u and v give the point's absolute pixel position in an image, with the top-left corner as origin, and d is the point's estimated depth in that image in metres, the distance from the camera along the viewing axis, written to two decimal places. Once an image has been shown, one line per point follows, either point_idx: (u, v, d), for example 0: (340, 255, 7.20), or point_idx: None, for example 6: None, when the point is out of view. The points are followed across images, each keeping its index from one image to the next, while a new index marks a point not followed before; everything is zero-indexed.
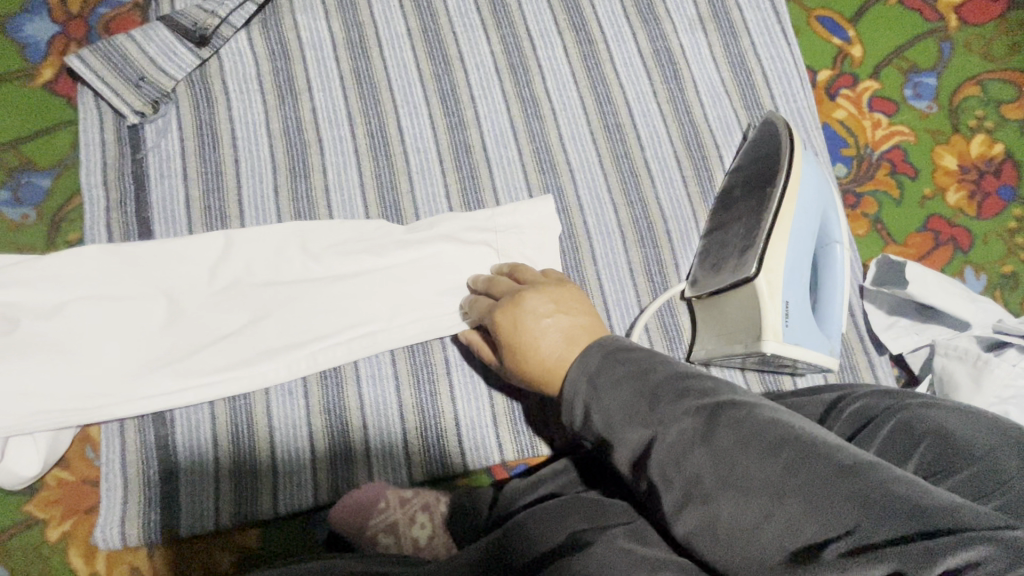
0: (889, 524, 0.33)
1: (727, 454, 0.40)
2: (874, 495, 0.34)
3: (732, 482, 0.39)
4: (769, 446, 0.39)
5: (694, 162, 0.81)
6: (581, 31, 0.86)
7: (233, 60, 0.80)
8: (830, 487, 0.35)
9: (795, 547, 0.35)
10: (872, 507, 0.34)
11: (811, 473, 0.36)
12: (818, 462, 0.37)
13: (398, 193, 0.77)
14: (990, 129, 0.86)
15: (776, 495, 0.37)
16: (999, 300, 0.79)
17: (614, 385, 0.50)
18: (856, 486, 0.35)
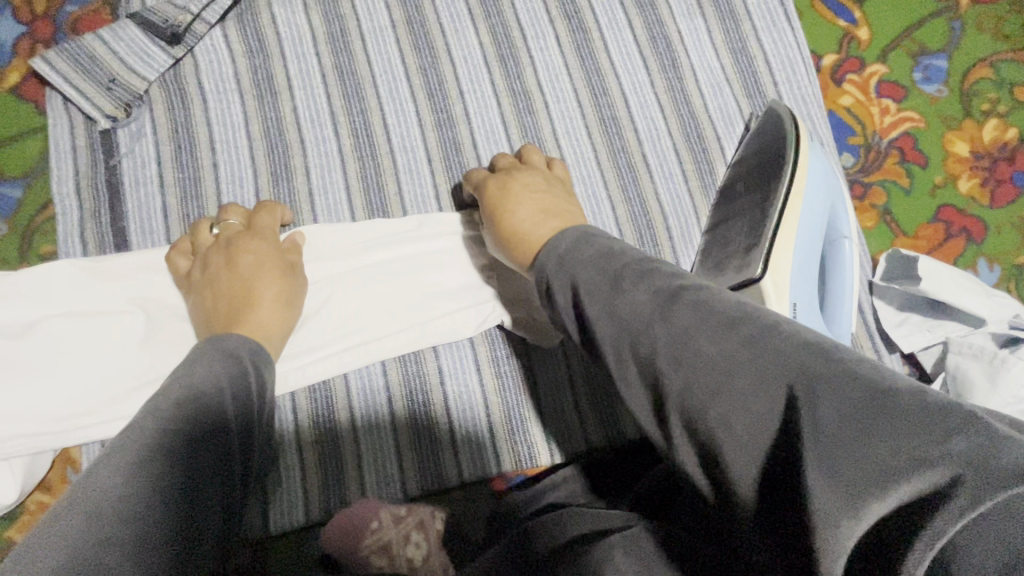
0: (842, 412, 0.29)
1: (684, 334, 0.38)
2: (832, 382, 0.30)
3: (686, 360, 0.36)
4: (727, 328, 0.36)
5: (694, 155, 0.78)
6: (573, 19, 0.82)
7: (208, 58, 0.76)
8: (784, 370, 0.32)
9: (746, 431, 0.32)
10: (827, 391, 0.30)
11: (772, 355, 0.33)
12: (780, 343, 0.34)
13: (385, 196, 0.74)
14: (1003, 113, 0.82)
15: (729, 377, 0.34)
16: (1013, 293, 0.76)
17: (580, 261, 0.48)
18: (814, 371, 0.31)
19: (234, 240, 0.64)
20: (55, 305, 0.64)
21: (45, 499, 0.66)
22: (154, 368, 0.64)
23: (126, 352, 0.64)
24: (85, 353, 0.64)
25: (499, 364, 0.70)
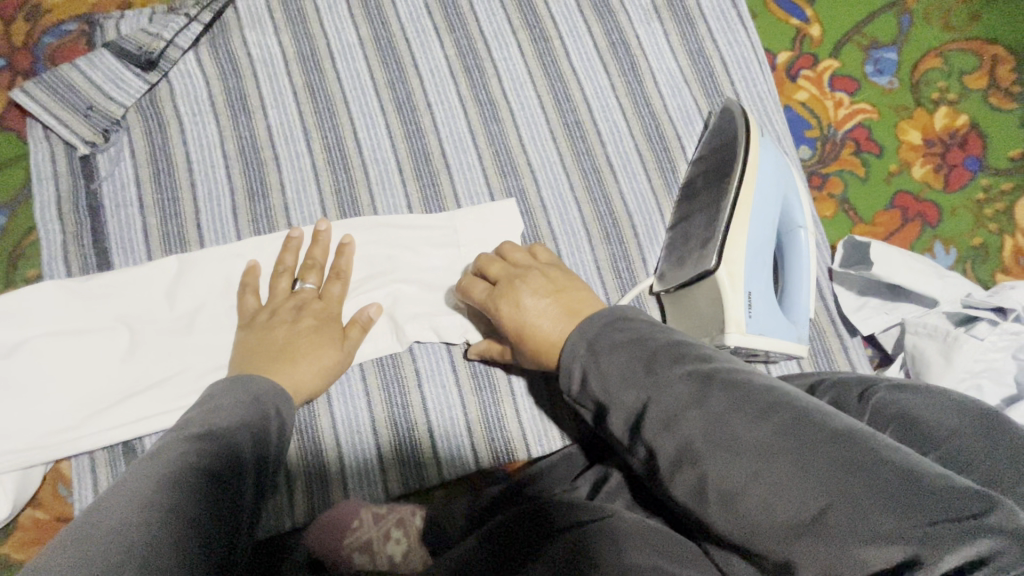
0: (883, 498, 0.33)
1: (719, 417, 0.40)
2: (873, 468, 0.34)
3: (724, 444, 0.38)
4: (762, 412, 0.39)
5: (656, 154, 0.81)
6: (535, 29, 0.85)
7: (183, 82, 0.79)
8: (827, 457, 0.35)
9: (791, 517, 0.34)
10: (871, 478, 0.34)
11: (809, 437, 0.36)
12: (813, 427, 0.37)
13: (359, 207, 0.76)
14: (954, 101, 0.85)
15: (771, 459, 0.36)
16: (969, 274, 0.79)
17: (612, 350, 0.48)
18: (855, 456, 0.35)
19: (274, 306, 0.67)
20: (37, 326, 0.66)
21: (38, 514, 0.68)
22: (145, 380, 0.67)
23: (116, 367, 0.67)
24: (73, 369, 0.66)
25: (474, 364, 0.72)
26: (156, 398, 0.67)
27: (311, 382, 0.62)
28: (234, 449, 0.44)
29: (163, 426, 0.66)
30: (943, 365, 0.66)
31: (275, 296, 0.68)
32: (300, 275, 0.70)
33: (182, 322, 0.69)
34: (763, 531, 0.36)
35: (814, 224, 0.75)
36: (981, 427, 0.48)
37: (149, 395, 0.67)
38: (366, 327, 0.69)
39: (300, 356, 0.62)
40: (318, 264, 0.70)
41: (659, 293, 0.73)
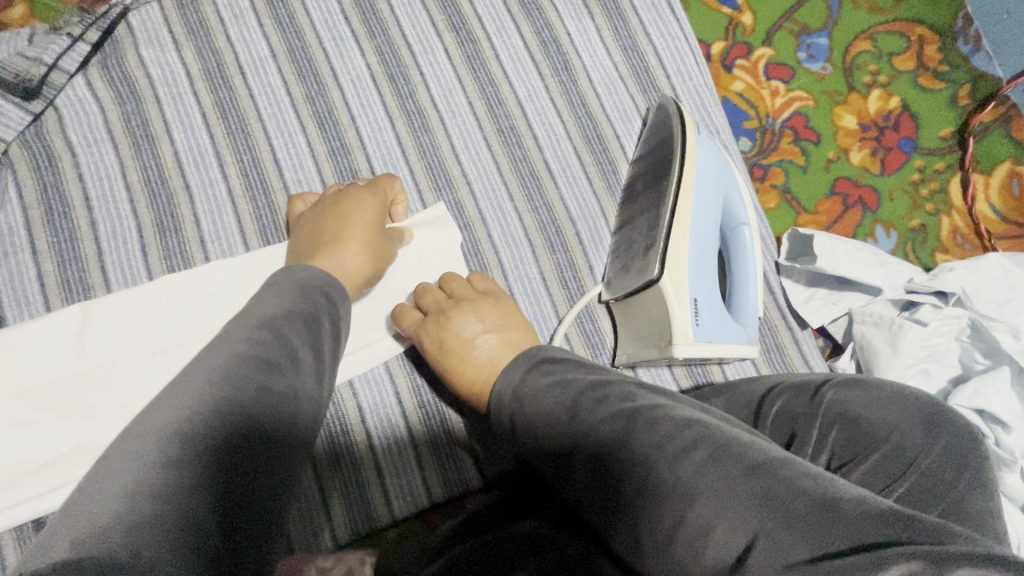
0: (794, 527, 0.31)
1: (645, 459, 0.39)
2: (789, 497, 0.33)
3: (647, 488, 0.38)
4: (673, 451, 0.38)
5: (595, 156, 0.78)
6: (461, 30, 0.81)
7: (73, 109, 0.71)
8: (743, 491, 0.34)
9: (717, 558, 0.32)
10: (787, 509, 0.32)
11: (728, 473, 0.35)
12: (731, 462, 0.36)
13: (283, 233, 0.71)
14: (885, 83, 0.85)
15: (692, 497, 0.35)
16: (909, 256, 0.79)
17: (538, 394, 0.50)
18: (770, 487, 0.34)
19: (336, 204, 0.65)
20: None
21: None
22: (53, 447, 0.61)
23: (20, 436, 0.60)
24: None
25: (420, 394, 0.68)
26: (66, 466, 0.60)
27: (360, 267, 0.62)
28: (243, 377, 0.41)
29: None
30: (891, 354, 0.66)
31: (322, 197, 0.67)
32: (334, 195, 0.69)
33: (90, 379, 0.63)
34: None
35: (757, 222, 0.74)
36: (923, 421, 0.49)
37: (58, 464, 0.60)
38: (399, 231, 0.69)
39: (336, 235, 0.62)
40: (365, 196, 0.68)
41: (608, 302, 0.70)
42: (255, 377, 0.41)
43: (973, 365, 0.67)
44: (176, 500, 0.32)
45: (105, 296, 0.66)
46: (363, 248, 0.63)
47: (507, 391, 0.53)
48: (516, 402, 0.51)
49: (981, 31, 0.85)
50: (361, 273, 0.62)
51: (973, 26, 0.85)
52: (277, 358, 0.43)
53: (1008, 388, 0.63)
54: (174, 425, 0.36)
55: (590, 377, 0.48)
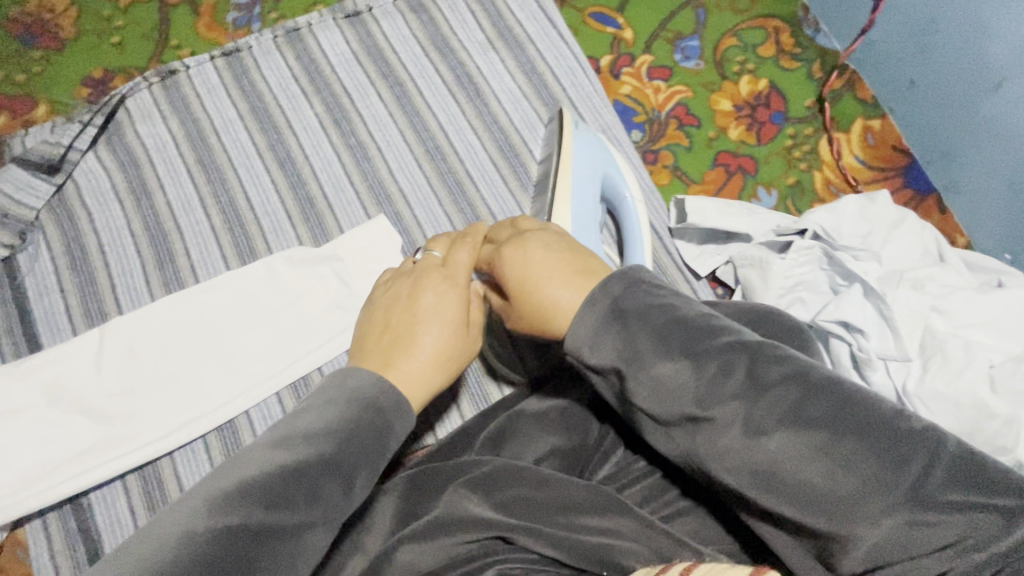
0: (876, 512, 0.36)
1: (774, 398, 0.40)
2: (884, 489, 0.36)
3: (783, 423, 0.39)
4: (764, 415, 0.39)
5: (508, 161, 0.93)
6: (390, 77, 0.98)
7: (87, 179, 0.89)
8: (850, 482, 0.37)
9: (852, 490, 0.36)
10: (878, 497, 0.36)
11: (819, 424, 0.38)
12: (857, 439, 0.37)
13: (257, 254, 0.88)
14: (752, 70, 1.00)
15: (797, 453, 0.38)
16: (789, 210, 0.92)
17: (642, 314, 0.45)
18: (872, 472, 0.36)
19: (418, 280, 0.62)
20: None
21: None
22: (84, 440, 0.76)
23: (53, 435, 0.75)
24: (15, 440, 0.74)
25: None
26: (96, 454, 0.75)
27: (434, 372, 0.55)
28: (312, 478, 0.41)
29: (103, 478, 0.74)
30: (762, 288, 0.79)
31: (401, 273, 0.65)
32: (426, 250, 0.66)
33: (111, 384, 0.79)
34: (820, 507, 0.37)
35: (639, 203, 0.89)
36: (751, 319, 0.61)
37: (88, 453, 0.75)
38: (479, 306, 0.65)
39: (417, 346, 0.55)
40: (441, 245, 0.67)
41: None
42: (297, 484, 0.40)
43: (838, 288, 0.78)
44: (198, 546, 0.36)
45: (117, 319, 0.82)
46: (430, 361, 0.55)
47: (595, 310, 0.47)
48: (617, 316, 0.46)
49: (819, 15, 0.99)
50: (428, 383, 0.55)
51: (810, 13, 1.00)
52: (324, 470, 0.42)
53: (861, 300, 0.75)
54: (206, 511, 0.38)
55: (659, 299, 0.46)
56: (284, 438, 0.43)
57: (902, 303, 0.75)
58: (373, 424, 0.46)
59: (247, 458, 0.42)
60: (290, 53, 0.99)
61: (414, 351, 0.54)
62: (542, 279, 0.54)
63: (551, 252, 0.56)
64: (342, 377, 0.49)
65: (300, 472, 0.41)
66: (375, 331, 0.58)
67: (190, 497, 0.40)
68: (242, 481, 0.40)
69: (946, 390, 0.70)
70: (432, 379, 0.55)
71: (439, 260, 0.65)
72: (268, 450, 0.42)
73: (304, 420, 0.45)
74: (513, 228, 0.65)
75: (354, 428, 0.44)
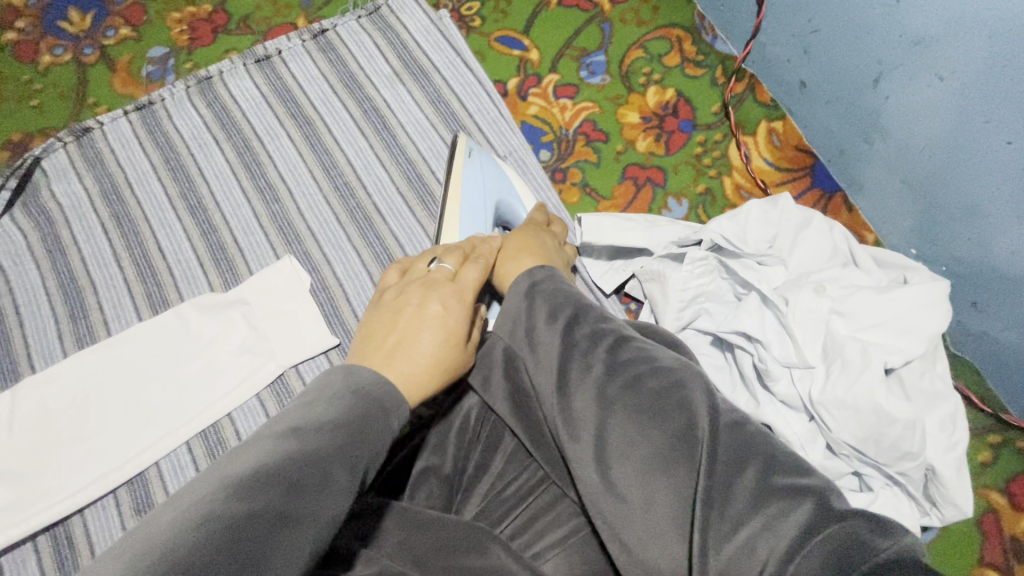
0: (679, 484, 0.45)
1: (684, 454, 0.46)
2: (687, 468, 0.45)
3: (673, 471, 0.46)
4: (605, 395, 0.51)
5: (416, 191, 0.94)
6: (299, 117, 1.00)
7: (3, 241, 0.91)
8: (661, 457, 0.46)
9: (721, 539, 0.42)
10: (684, 476, 0.45)
11: (642, 405, 0.49)
12: (669, 420, 0.48)
13: (169, 303, 0.88)
14: (659, 80, 0.99)
15: (625, 431, 0.48)
16: (699, 218, 0.91)
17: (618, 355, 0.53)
18: (681, 457, 0.46)
19: (428, 283, 0.64)
20: None
21: None
22: None
23: None
24: None
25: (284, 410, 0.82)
26: (6, 515, 0.76)
27: (426, 378, 0.56)
28: (300, 479, 0.39)
29: (13, 539, 0.75)
30: (662, 302, 0.77)
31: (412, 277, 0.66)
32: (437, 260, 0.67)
33: (22, 444, 0.80)
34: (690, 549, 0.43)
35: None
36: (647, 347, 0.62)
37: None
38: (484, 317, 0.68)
39: (419, 350, 0.56)
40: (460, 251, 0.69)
41: None
42: (280, 485, 0.38)
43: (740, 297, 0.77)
44: (189, 539, 0.35)
45: (29, 378, 0.83)
46: (434, 363, 0.57)
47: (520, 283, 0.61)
48: (531, 293, 0.59)
49: (713, 21, 0.99)
50: (427, 385, 0.56)
51: (707, 20, 1.00)
52: (312, 473, 0.39)
53: (758, 309, 0.73)
54: (204, 505, 0.37)
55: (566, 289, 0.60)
56: (287, 431, 0.42)
57: (802, 307, 0.72)
58: (371, 411, 0.45)
59: (248, 451, 0.41)
60: (202, 102, 1.01)
61: (418, 350, 0.56)
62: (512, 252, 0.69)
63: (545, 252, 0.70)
64: (347, 369, 0.48)
65: (288, 469, 0.39)
66: (388, 331, 0.59)
67: (206, 480, 0.40)
68: (247, 469, 0.39)
69: (845, 397, 0.67)
70: (428, 380, 0.56)
71: (450, 273, 0.65)
72: (282, 439, 0.41)
73: (309, 415, 0.44)
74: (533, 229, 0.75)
75: (351, 420, 0.43)
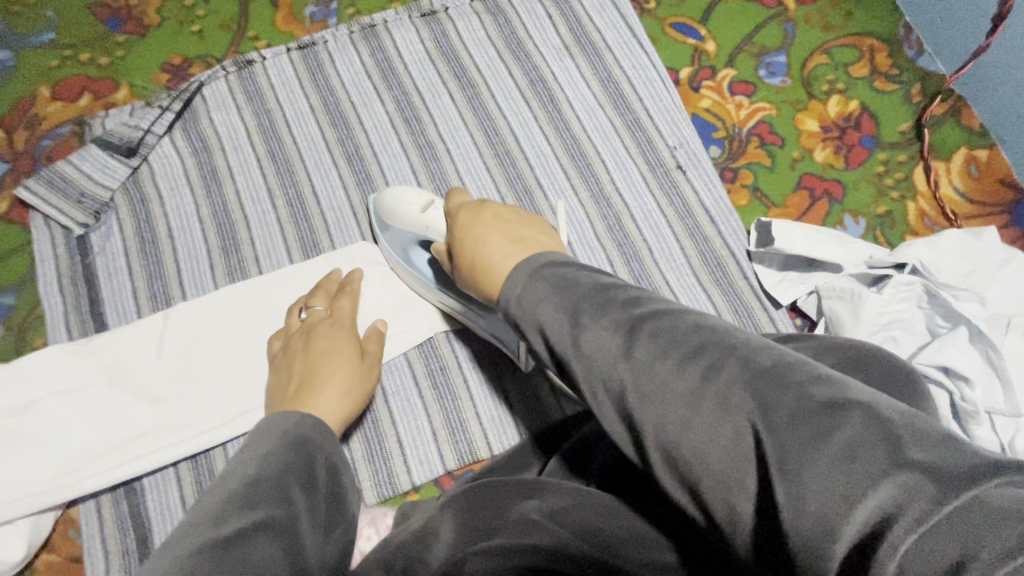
0: (828, 451, 0.31)
1: (787, 453, 0.32)
2: (847, 431, 0.31)
3: (779, 475, 0.31)
4: (711, 366, 0.37)
5: (579, 170, 0.90)
6: (462, 78, 0.97)
7: (161, 163, 0.90)
8: (793, 414, 0.33)
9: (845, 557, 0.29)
10: (795, 440, 0.32)
11: (753, 380, 0.35)
12: (776, 395, 0.34)
13: (320, 249, 0.87)
14: (843, 90, 0.94)
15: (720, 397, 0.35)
16: (878, 240, 0.86)
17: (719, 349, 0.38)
18: (837, 418, 0.32)
19: (304, 331, 0.74)
20: (44, 389, 0.75)
21: (51, 558, 0.72)
22: (141, 425, 0.75)
23: (111, 418, 0.75)
24: (73, 420, 0.74)
25: (433, 374, 0.80)
26: (151, 440, 0.74)
27: (341, 404, 0.67)
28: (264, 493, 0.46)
29: (158, 466, 0.73)
30: (854, 322, 0.73)
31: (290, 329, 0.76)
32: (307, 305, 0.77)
33: (168, 371, 0.78)
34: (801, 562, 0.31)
35: (709, 222, 0.87)
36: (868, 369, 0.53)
37: (146, 437, 0.74)
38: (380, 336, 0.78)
39: (320, 387, 0.66)
40: (326, 288, 0.79)
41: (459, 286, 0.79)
42: (249, 492, 0.46)
43: (937, 329, 0.72)
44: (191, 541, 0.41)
45: (180, 306, 0.81)
46: (337, 394, 0.67)
47: (517, 284, 0.50)
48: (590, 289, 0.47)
49: (923, 36, 0.94)
50: (339, 411, 0.66)
51: (914, 33, 0.95)
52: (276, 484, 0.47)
53: (966, 344, 0.69)
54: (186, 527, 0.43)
55: (600, 279, 0.47)
56: (235, 474, 0.50)
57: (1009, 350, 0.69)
58: (301, 442, 0.54)
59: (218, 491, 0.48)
60: (365, 50, 0.99)
61: (316, 392, 0.65)
62: (482, 241, 0.61)
63: (506, 246, 0.58)
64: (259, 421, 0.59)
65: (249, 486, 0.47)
66: (297, 373, 0.69)
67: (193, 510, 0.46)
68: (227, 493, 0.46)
69: None
70: (345, 404, 0.67)
71: (324, 312, 0.76)
72: (244, 477, 0.48)
73: (254, 453, 0.51)
74: (467, 217, 0.65)
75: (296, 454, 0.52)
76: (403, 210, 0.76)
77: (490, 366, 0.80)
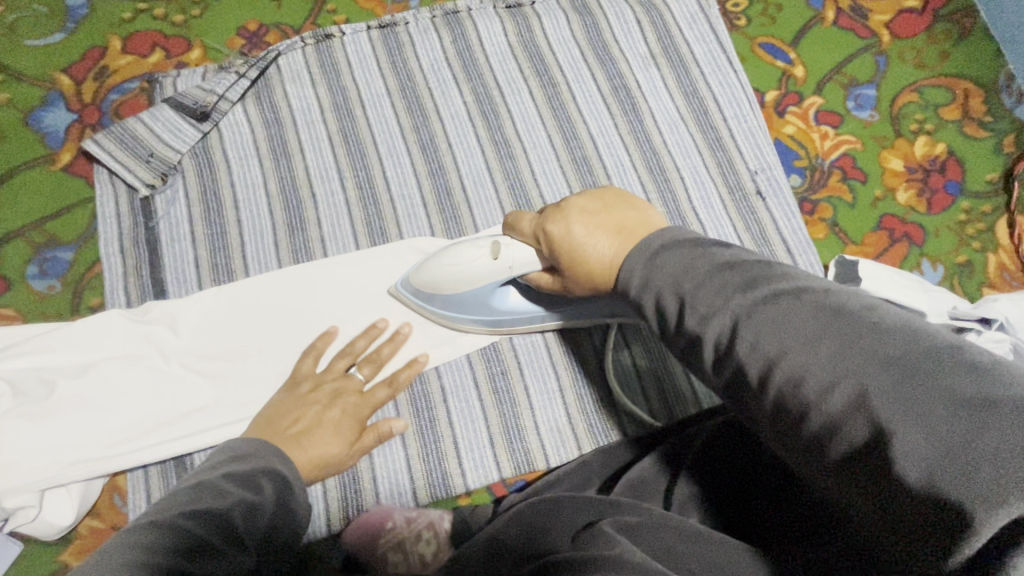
0: (972, 429, 0.29)
1: (916, 422, 0.31)
2: (999, 431, 0.29)
3: (904, 440, 0.31)
4: (844, 345, 0.35)
5: (657, 185, 0.88)
6: (544, 76, 0.94)
7: (232, 131, 0.88)
8: (928, 405, 0.31)
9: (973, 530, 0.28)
10: (927, 412, 0.31)
11: (893, 360, 0.33)
12: (922, 374, 0.32)
13: (387, 236, 0.84)
14: (931, 131, 0.92)
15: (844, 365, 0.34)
16: (956, 289, 0.84)
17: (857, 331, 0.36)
18: (986, 419, 0.29)
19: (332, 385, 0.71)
20: (101, 353, 0.73)
21: (94, 523, 0.72)
22: (197, 399, 0.73)
23: (166, 389, 0.73)
24: (128, 388, 0.72)
25: (494, 379, 0.78)
26: (206, 416, 0.73)
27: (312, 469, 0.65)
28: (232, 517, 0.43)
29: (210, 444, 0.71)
30: None
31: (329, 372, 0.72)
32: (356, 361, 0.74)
33: (225, 347, 0.76)
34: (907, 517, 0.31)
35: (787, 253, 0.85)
36: None
37: (201, 411, 0.73)
38: (383, 436, 0.71)
39: (307, 444, 0.64)
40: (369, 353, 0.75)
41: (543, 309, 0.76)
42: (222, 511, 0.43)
43: None
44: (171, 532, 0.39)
45: (241, 282, 0.79)
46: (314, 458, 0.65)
47: (637, 262, 0.49)
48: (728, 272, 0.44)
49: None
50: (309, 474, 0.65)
51: (1015, 82, 0.94)
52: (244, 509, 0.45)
53: None
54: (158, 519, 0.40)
55: (717, 258, 0.45)
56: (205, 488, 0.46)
57: None
58: (244, 475, 0.49)
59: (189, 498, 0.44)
60: (447, 36, 0.96)
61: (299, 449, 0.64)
62: (580, 232, 0.58)
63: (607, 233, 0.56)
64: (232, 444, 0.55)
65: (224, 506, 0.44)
66: (283, 418, 0.66)
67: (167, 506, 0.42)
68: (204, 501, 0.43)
69: None
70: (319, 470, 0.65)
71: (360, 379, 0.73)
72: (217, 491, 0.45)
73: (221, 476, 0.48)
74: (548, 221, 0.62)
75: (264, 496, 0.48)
76: (468, 271, 0.69)
77: (552, 375, 0.79)
